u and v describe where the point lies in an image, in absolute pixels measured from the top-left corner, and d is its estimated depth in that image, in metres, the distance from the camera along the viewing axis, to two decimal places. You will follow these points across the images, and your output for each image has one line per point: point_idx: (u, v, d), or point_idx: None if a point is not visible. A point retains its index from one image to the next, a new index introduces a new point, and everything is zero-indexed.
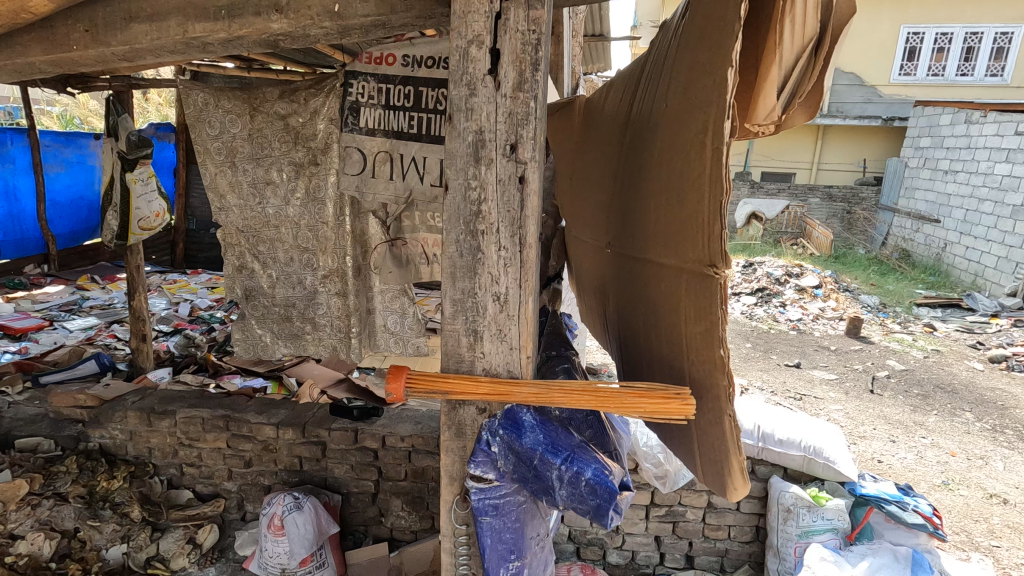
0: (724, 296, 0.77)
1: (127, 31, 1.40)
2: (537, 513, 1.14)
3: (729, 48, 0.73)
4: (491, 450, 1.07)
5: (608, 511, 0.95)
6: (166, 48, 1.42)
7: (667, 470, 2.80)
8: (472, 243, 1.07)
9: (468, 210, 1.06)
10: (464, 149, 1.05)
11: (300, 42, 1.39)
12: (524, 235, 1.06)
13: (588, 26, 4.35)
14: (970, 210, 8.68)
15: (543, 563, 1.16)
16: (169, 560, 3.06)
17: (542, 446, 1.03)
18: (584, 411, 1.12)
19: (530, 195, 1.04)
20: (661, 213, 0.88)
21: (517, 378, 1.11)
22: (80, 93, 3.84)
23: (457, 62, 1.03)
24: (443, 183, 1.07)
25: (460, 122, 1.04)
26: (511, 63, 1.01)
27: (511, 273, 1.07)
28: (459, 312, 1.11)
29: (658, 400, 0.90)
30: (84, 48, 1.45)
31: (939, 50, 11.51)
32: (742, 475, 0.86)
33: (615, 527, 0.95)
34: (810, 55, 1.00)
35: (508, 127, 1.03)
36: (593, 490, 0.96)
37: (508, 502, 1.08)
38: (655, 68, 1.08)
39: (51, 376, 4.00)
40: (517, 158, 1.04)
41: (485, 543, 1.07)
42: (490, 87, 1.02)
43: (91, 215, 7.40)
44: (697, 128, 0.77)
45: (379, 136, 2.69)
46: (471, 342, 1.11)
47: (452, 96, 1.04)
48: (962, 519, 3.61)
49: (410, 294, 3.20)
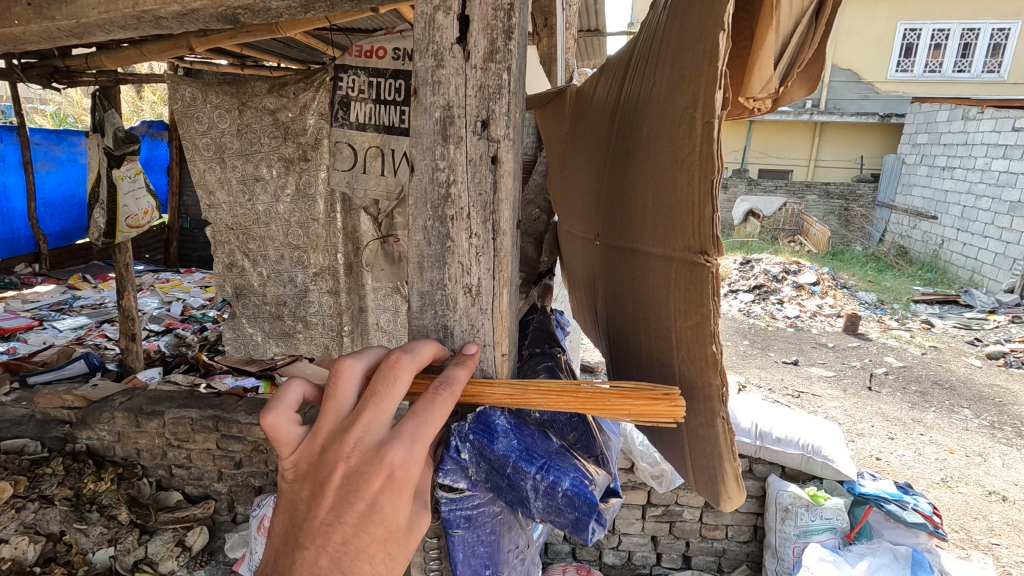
0: (716, 286, 0.71)
1: (72, 3, 1.29)
2: (515, 524, 1.06)
3: (720, 12, 0.66)
4: (460, 457, 0.96)
5: (587, 525, 0.87)
6: (118, 24, 1.33)
7: (663, 469, 2.74)
8: (441, 230, 1.01)
9: (437, 193, 1.00)
10: (431, 126, 0.98)
11: (262, 17, 1.29)
12: (497, 221, 1.00)
13: (583, 19, 4.26)
14: (968, 206, 8.65)
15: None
16: (157, 562, 2.94)
17: (516, 453, 0.94)
18: (567, 413, 1.05)
19: (503, 175, 0.98)
20: (649, 199, 0.82)
21: (491, 376, 1.06)
22: (65, 88, 3.76)
23: (424, 31, 0.96)
24: (410, 165, 1.01)
25: (427, 97, 0.98)
26: (481, 31, 0.94)
27: (483, 262, 1.01)
28: (427, 305, 1.05)
29: (645, 403, 0.84)
30: (25, 22, 1.34)
31: (936, 47, 11.48)
32: (737, 483, 0.79)
33: (595, 543, 0.87)
34: (812, 20, 0.93)
35: (479, 101, 0.96)
36: (571, 503, 0.88)
37: (482, 513, 1.00)
38: (645, 47, 1.01)
39: (40, 376, 3.95)
40: (489, 135, 0.97)
41: (457, 557, 1.01)
42: (459, 57, 0.95)
43: (82, 215, 7.30)
44: (686, 103, 0.71)
45: (371, 131, 2.59)
46: (441, 338, 1.06)
47: (419, 68, 0.97)
48: (961, 517, 3.56)
49: (403, 292, 3.09)
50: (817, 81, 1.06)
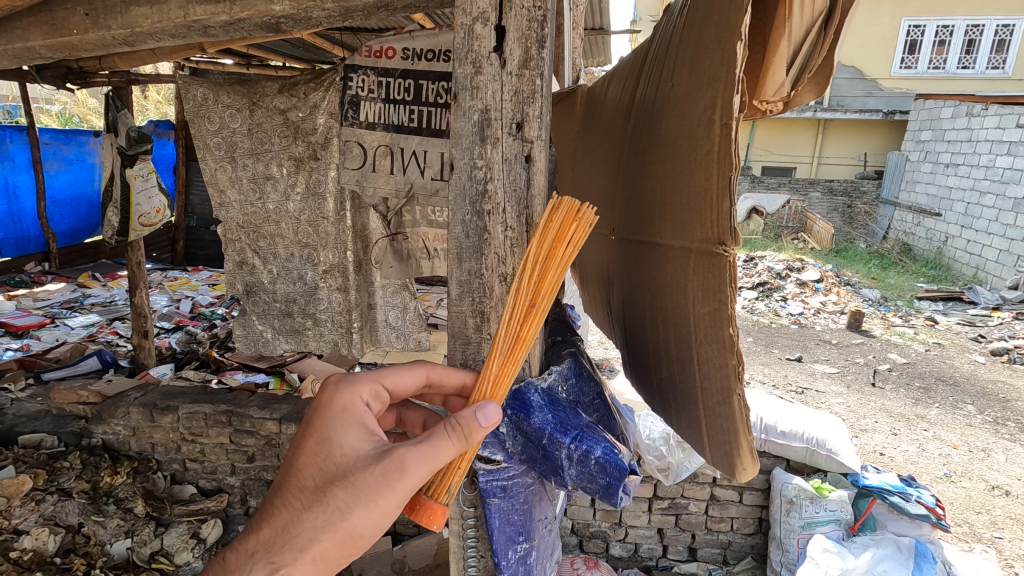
0: (732, 274, 0.77)
1: (127, 13, 1.34)
2: (544, 495, 1.15)
3: (737, 23, 0.72)
4: (499, 431, 1.06)
5: (617, 490, 0.94)
6: (167, 32, 1.37)
7: (670, 462, 2.80)
8: (478, 224, 1.07)
9: (474, 190, 1.06)
10: (469, 128, 1.04)
11: (302, 26, 1.33)
12: (531, 216, 1.07)
13: (588, 18, 4.27)
14: (972, 203, 8.66)
15: (549, 546, 1.18)
16: (173, 555, 3.02)
17: (551, 426, 1.01)
18: (591, 395, 1.14)
19: (536, 173, 1.06)
20: (668, 194, 0.87)
21: (526, 360, 1.14)
22: (79, 89, 3.81)
23: (462, 40, 1.02)
24: (449, 162, 1.07)
25: (465, 101, 1.04)
26: (517, 40, 1.00)
27: (518, 254, 1.08)
28: (466, 294, 1.11)
29: (559, 220, 0.92)
30: (83, 32, 1.38)
31: (940, 43, 11.44)
32: (751, 456, 0.86)
33: (624, 505, 0.95)
34: (821, 29, 0.98)
35: (514, 105, 1.03)
36: (603, 469, 0.95)
37: (516, 484, 1.09)
38: (661, 52, 1.06)
39: (53, 372, 4.02)
40: (523, 136, 1.03)
41: (493, 525, 1.09)
42: (496, 64, 1.02)
43: (91, 214, 7.26)
44: (705, 106, 0.76)
45: (379, 130, 2.61)
46: (478, 323, 1.13)
47: (458, 74, 1.04)
48: (964, 511, 3.61)
49: (412, 289, 3.20)
50: (825, 83, 1.12)
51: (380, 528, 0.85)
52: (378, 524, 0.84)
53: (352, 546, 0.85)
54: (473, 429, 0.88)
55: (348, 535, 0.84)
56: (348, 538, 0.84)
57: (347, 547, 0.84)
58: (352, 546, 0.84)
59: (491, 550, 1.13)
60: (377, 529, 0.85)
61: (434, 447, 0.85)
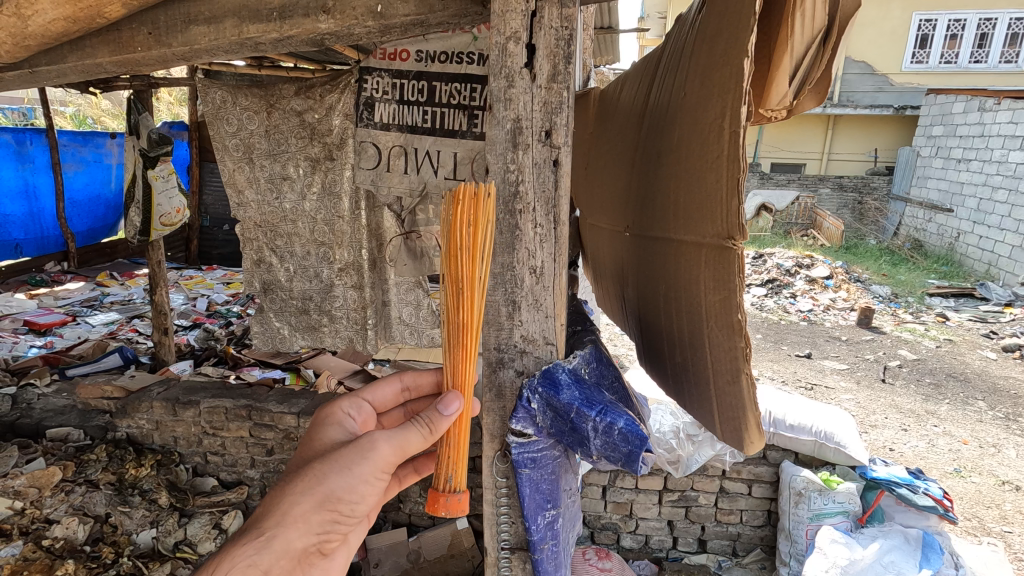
0: (741, 265, 0.84)
1: (187, 33, 1.39)
2: (568, 469, 1.34)
3: (743, 41, 0.80)
4: (530, 407, 1.24)
5: (639, 456, 1.09)
6: (223, 48, 1.42)
7: (679, 455, 2.87)
8: (511, 221, 1.22)
9: (507, 191, 1.20)
10: (503, 136, 1.18)
11: (344, 41, 1.38)
12: (558, 214, 1.21)
13: (598, 21, 4.35)
14: (984, 199, 8.62)
15: (572, 513, 1.38)
16: (196, 544, 2.99)
17: (577, 401, 1.19)
18: (611, 379, 1.35)
19: (562, 176, 1.20)
20: (681, 194, 0.95)
21: (551, 343, 1.28)
22: (102, 94, 3.90)
23: (497, 57, 1.16)
24: (485, 166, 1.21)
25: (499, 111, 1.18)
26: (545, 57, 1.15)
27: (546, 248, 1.23)
28: (499, 284, 1.25)
29: (460, 212, 0.99)
30: (147, 50, 1.42)
31: (952, 37, 11.36)
32: (758, 431, 0.93)
33: (644, 471, 1.10)
34: (820, 43, 1.07)
35: (544, 114, 1.17)
36: (625, 437, 1.11)
37: (544, 456, 1.28)
38: (673, 61, 1.14)
39: (78, 369, 4.15)
40: (551, 143, 1.18)
41: (524, 493, 1.28)
42: (527, 79, 1.16)
43: (108, 214, 7.34)
44: (714, 115, 0.84)
45: (394, 130, 2.67)
46: (509, 311, 1.26)
47: (492, 87, 1.18)
48: (974, 506, 3.65)
49: (425, 287, 3.26)
50: (825, 92, 1.19)
51: (355, 494, 0.94)
52: (353, 488, 0.94)
53: (331, 510, 0.92)
54: (434, 418, 1.01)
55: (326, 498, 0.91)
56: (327, 499, 0.91)
57: (327, 512, 0.91)
58: (330, 509, 0.91)
59: (522, 516, 1.32)
60: (351, 494, 0.94)
61: (402, 430, 0.98)
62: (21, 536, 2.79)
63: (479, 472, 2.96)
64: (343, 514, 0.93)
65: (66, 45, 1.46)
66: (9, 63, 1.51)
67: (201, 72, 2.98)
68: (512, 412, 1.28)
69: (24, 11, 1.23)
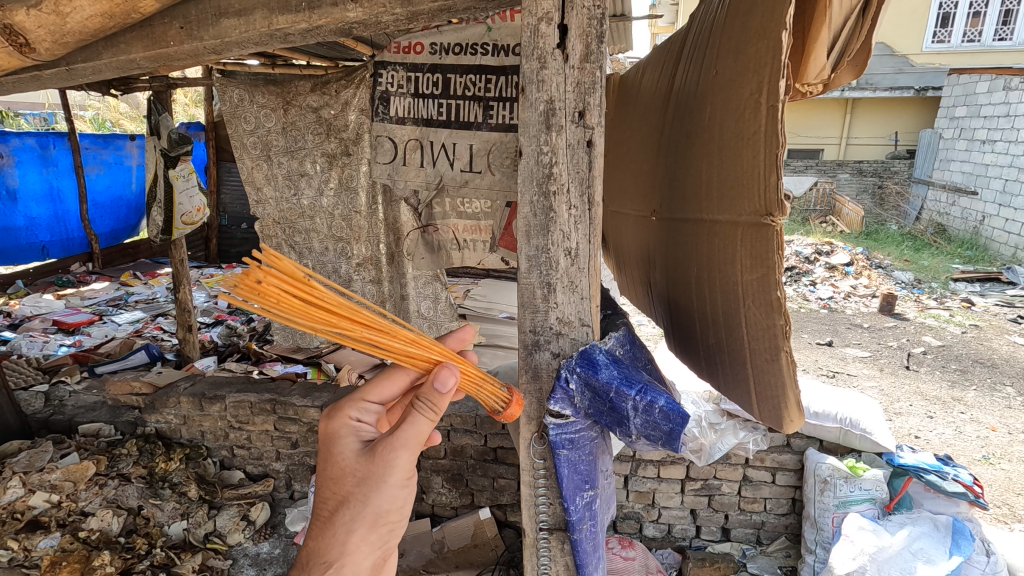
0: (778, 241, 0.85)
1: (217, 26, 1.41)
2: (603, 450, 1.36)
3: (781, 14, 0.80)
4: (568, 387, 1.25)
5: (680, 434, 1.15)
6: (253, 40, 1.44)
7: (702, 444, 2.82)
8: (545, 204, 1.22)
9: (540, 173, 1.21)
10: (536, 117, 1.19)
11: (372, 29, 1.39)
12: (592, 195, 1.22)
13: (612, 9, 4.26)
14: (1010, 180, 8.39)
15: (607, 494, 1.40)
16: (225, 535, 3.07)
17: (617, 381, 1.22)
18: (644, 357, 1.37)
19: (596, 157, 1.20)
20: (713, 171, 0.95)
21: (587, 324, 1.28)
22: (123, 95, 3.95)
23: (529, 38, 1.16)
24: (518, 149, 1.21)
25: (532, 93, 1.19)
26: (578, 37, 1.14)
27: (581, 230, 1.23)
28: (534, 266, 1.26)
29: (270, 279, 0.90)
30: (179, 44, 1.44)
31: (975, 14, 11.00)
32: (798, 409, 0.94)
33: (683, 447, 1.16)
34: (858, 16, 1.06)
35: (576, 95, 1.17)
36: (667, 416, 1.16)
37: (581, 437, 1.30)
38: (700, 41, 1.13)
39: (106, 367, 4.25)
40: (585, 123, 1.18)
41: (563, 473, 1.30)
42: (560, 59, 1.16)
43: (130, 215, 7.44)
44: (751, 91, 0.85)
45: (410, 124, 2.57)
46: (545, 293, 1.27)
47: (525, 69, 1.18)
48: (1004, 493, 3.56)
49: (444, 279, 3.14)
50: (863, 67, 1.17)
51: (398, 501, 0.94)
52: (396, 498, 0.93)
53: (384, 524, 0.94)
54: (436, 400, 0.98)
55: (375, 516, 0.92)
56: (379, 517, 0.92)
57: (381, 524, 0.93)
58: (384, 523, 0.93)
59: (562, 497, 1.33)
60: (396, 503, 0.94)
61: (411, 433, 0.94)
62: (59, 528, 2.83)
63: (502, 462, 2.97)
64: (395, 520, 0.95)
65: (101, 43, 1.48)
66: (47, 62, 1.53)
67: (219, 71, 2.99)
68: (549, 393, 1.29)
69: (62, 8, 1.26)
